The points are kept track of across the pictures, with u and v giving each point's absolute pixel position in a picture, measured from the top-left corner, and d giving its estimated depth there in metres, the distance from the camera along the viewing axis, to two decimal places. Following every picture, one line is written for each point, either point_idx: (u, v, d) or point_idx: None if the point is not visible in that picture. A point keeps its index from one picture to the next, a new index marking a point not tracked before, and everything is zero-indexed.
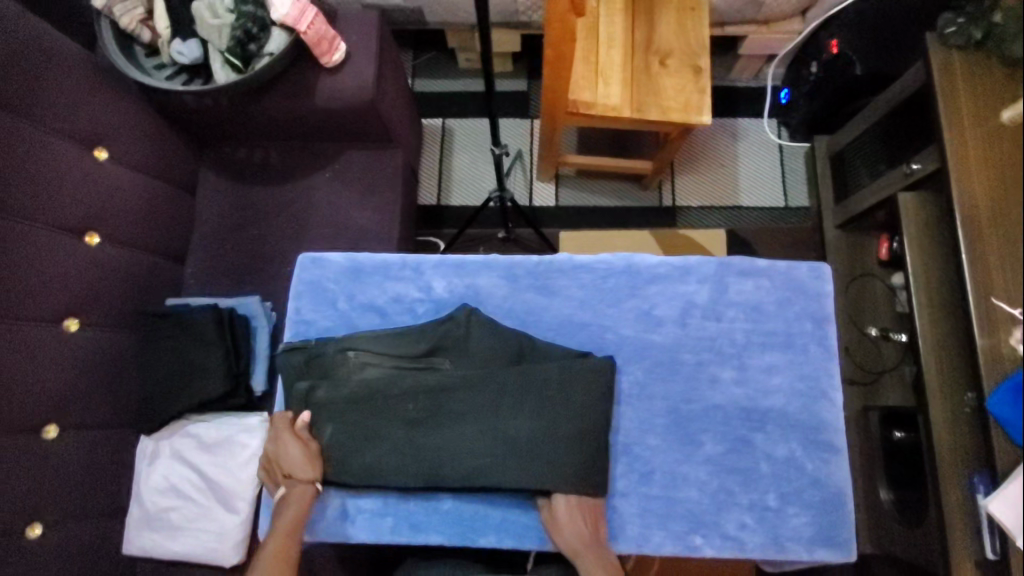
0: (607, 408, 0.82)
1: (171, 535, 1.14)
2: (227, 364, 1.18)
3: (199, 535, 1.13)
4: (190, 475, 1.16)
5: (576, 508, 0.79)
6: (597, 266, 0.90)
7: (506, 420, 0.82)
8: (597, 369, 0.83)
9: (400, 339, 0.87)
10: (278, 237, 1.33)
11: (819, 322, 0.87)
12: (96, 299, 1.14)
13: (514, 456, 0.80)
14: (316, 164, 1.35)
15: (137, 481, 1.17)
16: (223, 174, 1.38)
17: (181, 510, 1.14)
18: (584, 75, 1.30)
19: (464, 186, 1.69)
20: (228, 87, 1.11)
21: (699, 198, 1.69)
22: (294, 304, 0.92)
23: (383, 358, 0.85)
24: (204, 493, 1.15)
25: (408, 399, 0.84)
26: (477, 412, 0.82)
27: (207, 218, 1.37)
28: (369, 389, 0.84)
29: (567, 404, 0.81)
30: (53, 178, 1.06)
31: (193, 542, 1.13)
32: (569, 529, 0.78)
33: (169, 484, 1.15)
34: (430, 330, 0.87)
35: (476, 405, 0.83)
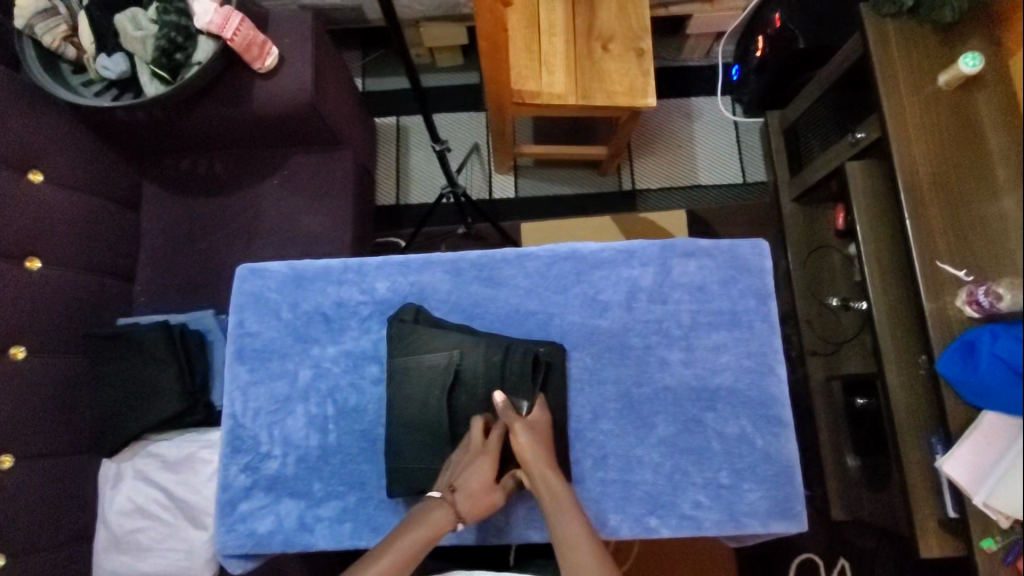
0: (560, 397, 0.83)
1: (139, 556, 1.13)
2: (181, 381, 1.16)
3: (167, 554, 1.12)
4: (154, 493, 1.15)
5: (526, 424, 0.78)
6: (542, 254, 0.89)
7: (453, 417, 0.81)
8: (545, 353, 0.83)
9: None
10: (227, 248, 1.31)
11: (763, 298, 0.87)
12: (41, 325, 1.11)
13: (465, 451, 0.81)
14: (262, 172, 1.33)
15: (103, 506, 1.15)
16: (169, 188, 1.35)
17: (147, 530, 1.13)
18: (527, 65, 1.29)
19: (422, 184, 1.68)
20: (160, 99, 1.08)
21: (657, 179, 1.70)
22: (236, 317, 0.89)
23: None
24: (170, 511, 1.14)
25: None
26: (420, 413, 0.81)
27: (154, 233, 1.34)
28: None
29: None
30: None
31: (171, 554, 1.12)
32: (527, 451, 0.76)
33: (133, 505, 1.14)
34: None
35: (420, 412, 0.81)
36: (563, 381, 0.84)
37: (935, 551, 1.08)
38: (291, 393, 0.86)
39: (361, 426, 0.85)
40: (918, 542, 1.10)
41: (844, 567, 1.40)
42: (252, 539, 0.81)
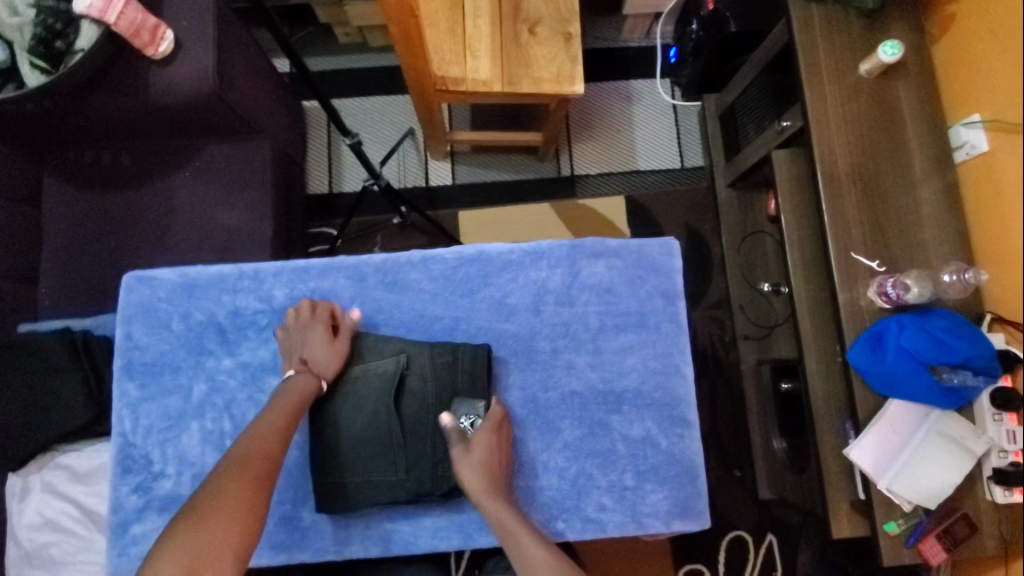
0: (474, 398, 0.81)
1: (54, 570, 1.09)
2: (87, 391, 1.11)
3: (82, 567, 1.08)
4: (66, 508, 1.10)
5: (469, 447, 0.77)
6: (448, 257, 0.86)
7: (364, 422, 0.81)
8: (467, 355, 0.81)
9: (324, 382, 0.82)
10: (137, 246, 1.24)
11: (670, 298, 0.87)
12: None
13: (376, 461, 0.80)
14: (175, 163, 1.26)
15: (11, 523, 1.10)
16: (72, 181, 1.26)
17: (61, 544, 1.09)
18: (450, 49, 1.23)
19: (354, 171, 1.62)
20: (41, 89, 1.00)
21: (597, 165, 1.67)
22: (124, 329, 0.84)
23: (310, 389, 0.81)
24: (83, 523, 1.10)
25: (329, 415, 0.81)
26: (339, 416, 0.81)
27: (57, 231, 1.25)
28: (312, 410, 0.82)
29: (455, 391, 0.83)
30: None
31: (88, 566, 1.09)
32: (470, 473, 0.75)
33: (44, 519, 1.09)
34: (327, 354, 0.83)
35: (349, 426, 0.81)
36: (473, 386, 0.81)
37: (846, 532, 1.12)
38: (184, 409, 0.82)
39: None
40: (831, 524, 1.14)
41: (771, 544, 1.45)
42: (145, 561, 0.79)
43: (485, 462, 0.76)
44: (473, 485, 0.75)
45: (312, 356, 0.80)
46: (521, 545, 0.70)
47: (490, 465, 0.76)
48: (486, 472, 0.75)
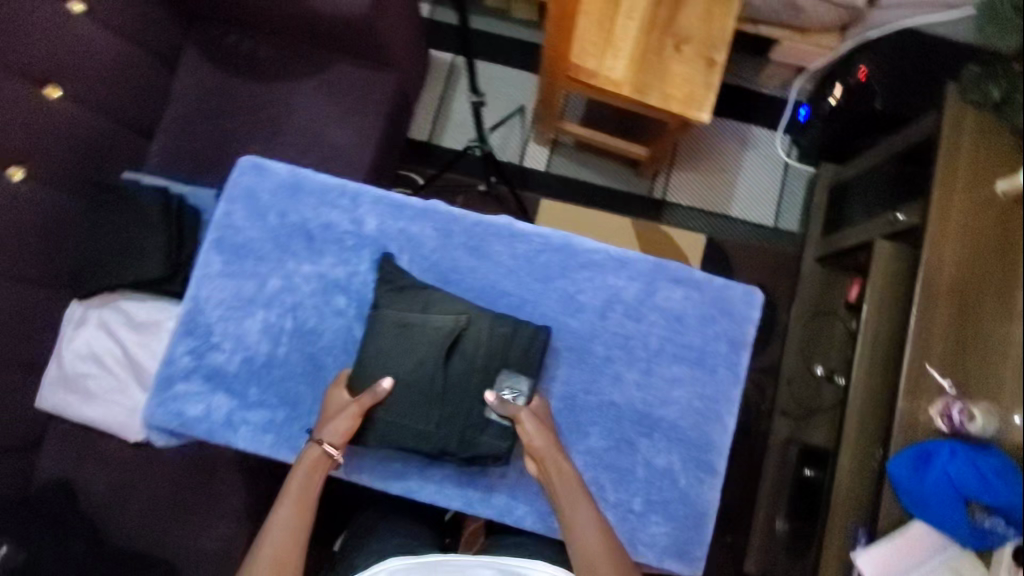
0: (524, 377, 0.81)
1: (85, 399, 1.19)
2: (167, 250, 1.17)
3: (110, 405, 1.19)
4: (110, 347, 1.19)
5: (532, 414, 0.79)
6: (534, 238, 0.87)
7: (407, 368, 0.79)
8: (528, 334, 0.82)
9: (389, 317, 0.81)
10: (248, 135, 1.30)
11: (736, 346, 0.85)
12: (46, 153, 1.11)
13: (408, 407, 0.79)
14: (304, 70, 1.31)
15: (60, 344, 1.20)
16: (207, 57, 1.33)
17: (98, 379, 1.19)
18: (594, 42, 1.24)
19: (458, 130, 1.65)
20: None
21: (690, 197, 1.65)
22: (225, 207, 0.89)
23: (378, 320, 0.81)
24: (122, 366, 1.20)
25: (382, 354, 0.80)
26: (376, 359, 0.80)
27: (181, 97, 1.32)
28: (372, 339, 0.81)
29: (504, 367, 0.81)
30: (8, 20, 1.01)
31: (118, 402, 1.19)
32: (535, 435, 0.78)
33: (90, 352, 1.19)
34: (400, 292, 0.82)
35: (395, 367, 0.79)
36: (524, 365, 0.82)
37: None
38: (255, 296, 0.87)
39: (312, 350, 0.86)
40: None
41: None
42: (179, 419, 0.84)
43: (542, 429, 0.79)
44: (541, 446, 0.78)
45: (327, 423, 0.79)
46: (586, 512, 0.73)
47: (550, 432, 0.79)
48: (546, 433, 0.79)
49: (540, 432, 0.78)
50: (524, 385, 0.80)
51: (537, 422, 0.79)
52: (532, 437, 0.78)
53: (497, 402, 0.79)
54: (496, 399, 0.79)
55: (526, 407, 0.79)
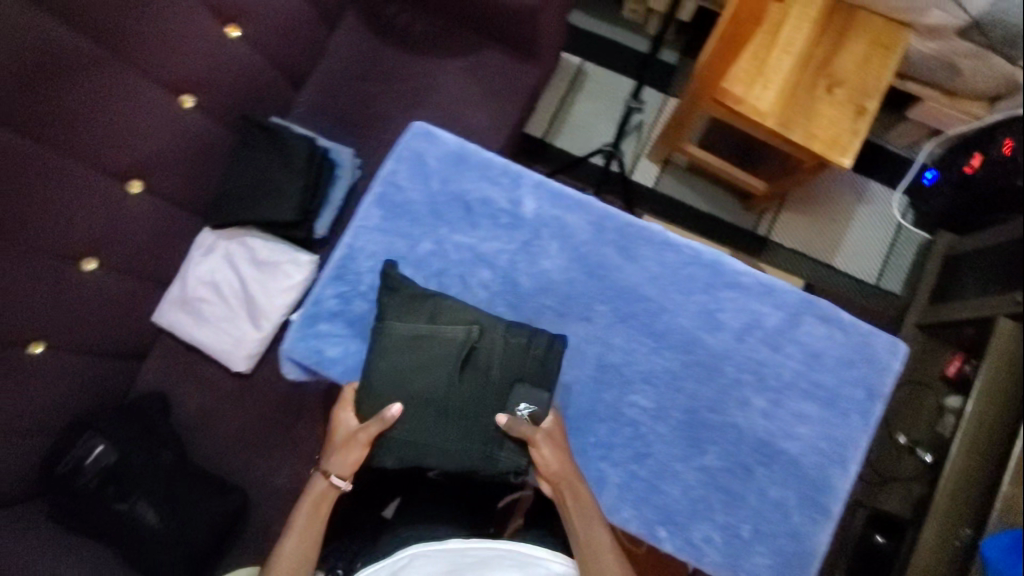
0: (543, 388, 0.82)
1: (197, 322, 1.26)
2: (303, 197, 1.23)
3: (220, 332, 1.25)
4: (229, 279, 1.26)
5: (547, 436, 0.80)
6: (684, 249, 0.87)
7: (424, 383, 0.81)
8: (547, 345, 0.83)
9: (401, 329, 0.83)
10: (390, 102, 1.36)
11: (870, 394, 0.84)
12: (214, 87, 1.18)
13: (426, 414, 0.82)
14: (453, 49, 1.36)
15: (185, 264, 1.27)
16: (366, 22, 1.39)
17: (213, 305, 1.26)
18: (746, 69, 1.24)
19: (575, 133, 1.67)
20: None
21: (795, 240, 1.62)
22: (391, 166, 0.92)
23: (393, 330, 0.83)
24: (236, 299, 1.26)
25: (394, 365, 0.82)
26: (385, 379, 0.81)
27: (334, 56, 1.39)
28: (387, 351, 0.82)
29: (521, 376, 0.82)
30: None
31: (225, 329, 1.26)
32: (548, 456, 0.79)
33: (211, 279, 1.26)
34: (422, 300, 0.84)
35: (405, 378, 0.81)
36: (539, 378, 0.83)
37: None
38: (406, 255, 0.90)
39: None
40: None
41: None
42: (317, 357, 0.89)
43: (556, 450, 0.80)
44: (555, 469, 0.79)
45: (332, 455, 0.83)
46: (599, 534, 0.78)
47: (562, 448, 0.80)
48: (558, 455, 0.80)
49: (553, 453, 0.79)
50: (536, 398, 0.81)
51: (551, 441, 0.80)
52: (545, 457, 0.79)
53: (508, 423, 0.80)
54: (508, 420, 0.80)
55: (536, 429, 0.80)
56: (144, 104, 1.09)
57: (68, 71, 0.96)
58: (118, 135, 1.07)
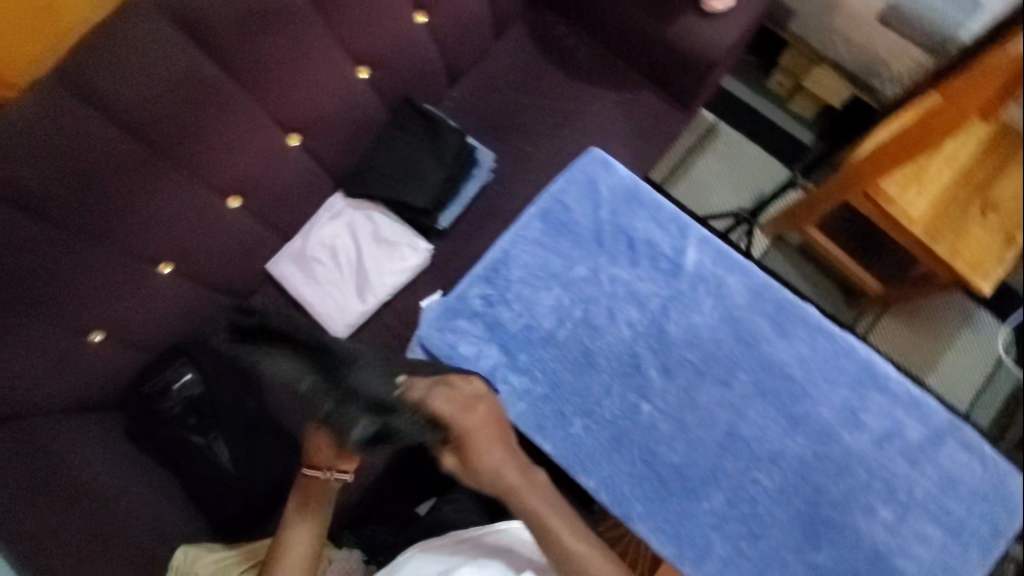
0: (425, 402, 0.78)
1: (306, 281, 1.27)
2: (440, 189, 1.26)
3: (325, 296, 1.26)
4: (347, 247, 1.28)
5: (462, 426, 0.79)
6: (838, 340, 0.88)
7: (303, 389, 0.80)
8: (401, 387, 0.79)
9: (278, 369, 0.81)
10: (538, 117, 1.38)
11: (997, 535, 0.83)
12: (388, 65, 1.21)
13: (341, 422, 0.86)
14: (612, 83, 1.38)
15: (310, 222, 1.30)
16: (533, 38, 1.42)
17: (325, 269, 1.27)
18: (907, 170, 1.23)
19: (694, 187, 1.67)
20: None
21: (892, 348, 1.58)
22: (564, 185, 0.94)
23: (268, 360, 0.83)
24: (349, 268, 1.28)
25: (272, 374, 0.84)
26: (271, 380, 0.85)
27: (495, 62, 1.42)
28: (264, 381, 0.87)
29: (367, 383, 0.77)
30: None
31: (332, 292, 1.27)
32: (482, 458, 0.79)
33: (331, 244, 1.28)
34: (278, 352, 0.82)
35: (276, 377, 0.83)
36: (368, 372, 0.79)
37: None
38: (559, 274, 0.91)
39: (592, 345, 0.88)
40: None
41: None
42: (448, 350, 0.89)
43: (476, 441, 0.79)
44: (475, 468, 0.79)
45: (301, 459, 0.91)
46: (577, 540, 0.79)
47: (485, 445, 0.80)
48: (472, 455, 0.79)
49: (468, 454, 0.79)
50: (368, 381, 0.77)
51: (467, 425, 0.79)
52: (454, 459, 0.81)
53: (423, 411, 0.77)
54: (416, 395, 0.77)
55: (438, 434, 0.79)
56: (329, 70, 1.12)
57: (279, 25, 1.02)
58: (298, 92, 1.10)
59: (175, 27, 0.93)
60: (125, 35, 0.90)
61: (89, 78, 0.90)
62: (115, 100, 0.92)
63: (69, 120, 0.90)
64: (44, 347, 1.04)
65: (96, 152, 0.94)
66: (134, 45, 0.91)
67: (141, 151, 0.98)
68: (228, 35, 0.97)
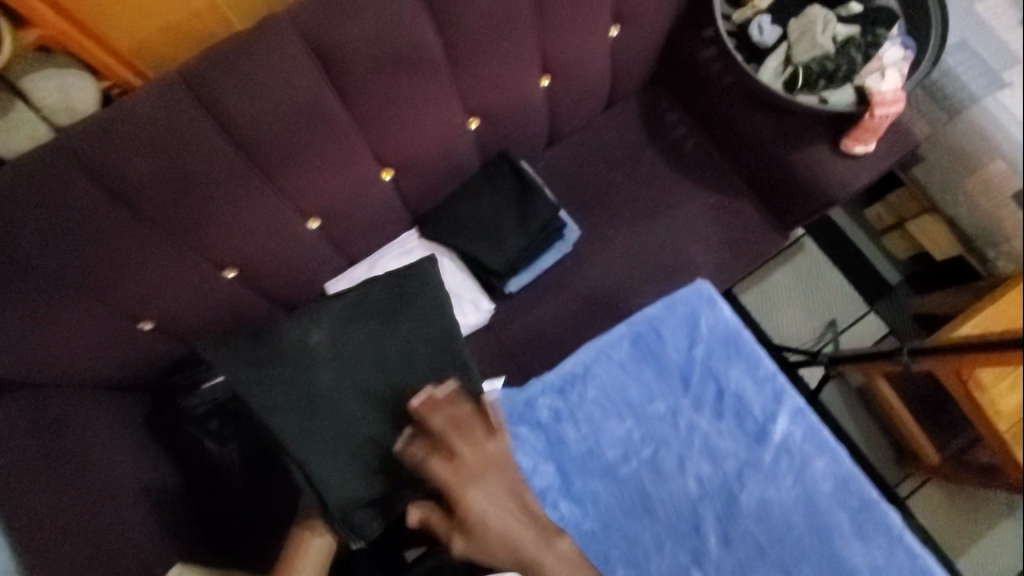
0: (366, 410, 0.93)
1: None
2: (519, 254, 1.21)
3: None
4: None
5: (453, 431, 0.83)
6: (913, 551, 0.90)
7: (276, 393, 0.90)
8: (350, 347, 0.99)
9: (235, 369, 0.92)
10: (631, 201, 1.32)
11: None
12: (499, 121, 1.17)
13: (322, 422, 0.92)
14: (715, 185, 1.32)
15: (375, 254, 1.27)
16: (644, 118, 1.36)
17: None
18: None
19: (765, 298, 1.64)
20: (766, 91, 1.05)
21: (929, 518, 1.50)
22: (668, 318, 1.01)
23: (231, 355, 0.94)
24: None
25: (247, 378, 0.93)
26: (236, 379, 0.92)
27: (600, 132, 1.36)
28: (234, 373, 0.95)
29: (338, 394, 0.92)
30: (572, 18, 1.07)
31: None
32: (444, 465, 0.81)
33: None
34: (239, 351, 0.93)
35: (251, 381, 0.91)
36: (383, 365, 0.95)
37: None
38: (645, 406, 0.97)
39: (665, 485, 0.94)
40: None
41: None
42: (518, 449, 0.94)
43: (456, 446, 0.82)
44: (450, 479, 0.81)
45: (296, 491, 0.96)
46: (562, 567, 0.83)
47: (462, 456, 0.82)
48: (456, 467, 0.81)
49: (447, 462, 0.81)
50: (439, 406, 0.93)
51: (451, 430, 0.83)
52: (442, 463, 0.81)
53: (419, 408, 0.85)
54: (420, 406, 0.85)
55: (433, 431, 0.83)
56: (439, 117, 1.08)
57: (408, 70, 0.97)
58: (402, 133, 1.06)
59: (311, 55, 0.89)
60: (259, 50, 0.86)
61: (211, 83, 0.86)
62: (228, 111, 0.88)
63: (179, 117, 0.86)
64: (87, 324, 1.00)
65: (192, 154, 0.89)
66: (263, 62, 0.86)
67: (237, 162, 0.94)
68: (357, 73, 0.93)
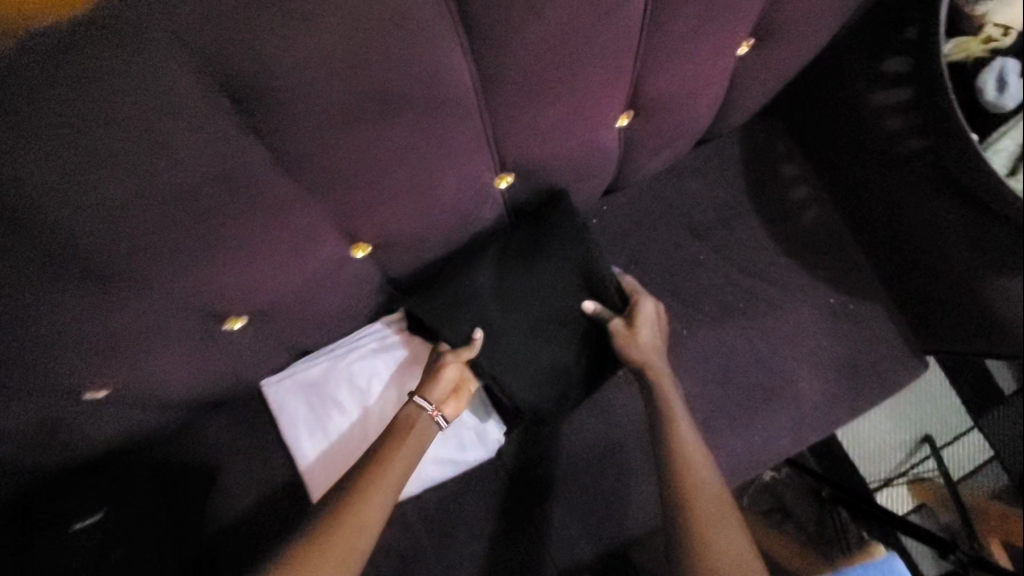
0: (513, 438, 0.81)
1: (315, 428, 0.85)
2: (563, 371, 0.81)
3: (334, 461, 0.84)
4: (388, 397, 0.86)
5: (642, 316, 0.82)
6: None
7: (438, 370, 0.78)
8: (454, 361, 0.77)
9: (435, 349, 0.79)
10: (718, 289, 0.92)
11: None
12: (547, 174, 0.74)
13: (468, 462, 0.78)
14: (838, 280, 0.92)
15: (341, 341, 0.87)
16: (747, 167, 0.95)
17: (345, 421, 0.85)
18: None
19: None
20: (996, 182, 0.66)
21: None
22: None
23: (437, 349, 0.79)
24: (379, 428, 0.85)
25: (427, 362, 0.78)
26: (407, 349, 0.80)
27: (683, 183, 0.95)
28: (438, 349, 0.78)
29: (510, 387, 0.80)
30: (694, 31, 0.63)
31: (352, 454, 0.84)
32: (649, 344, 0.82)
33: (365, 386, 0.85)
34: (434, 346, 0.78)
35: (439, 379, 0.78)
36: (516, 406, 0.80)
37: None
38: None
39: None
40: None
41: None
42: None
43: (650, 332, 0.82)
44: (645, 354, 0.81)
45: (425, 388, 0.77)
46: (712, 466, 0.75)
47: (653, 343, 0.82)
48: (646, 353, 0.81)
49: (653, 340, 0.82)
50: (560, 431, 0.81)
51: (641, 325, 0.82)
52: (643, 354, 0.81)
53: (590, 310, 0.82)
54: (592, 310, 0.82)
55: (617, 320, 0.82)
56: (458, 176, 0.65)
57: (411, 114, 0.53)
58: (394, 203, 0.63)
59: (210, 89, 0.43)
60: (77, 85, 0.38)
61: None
62: (22, 200, 0.42)
63: None
64: None
65: None
66: (87, 111, 0.40)
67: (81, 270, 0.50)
68: (309, 121, 0.48)
